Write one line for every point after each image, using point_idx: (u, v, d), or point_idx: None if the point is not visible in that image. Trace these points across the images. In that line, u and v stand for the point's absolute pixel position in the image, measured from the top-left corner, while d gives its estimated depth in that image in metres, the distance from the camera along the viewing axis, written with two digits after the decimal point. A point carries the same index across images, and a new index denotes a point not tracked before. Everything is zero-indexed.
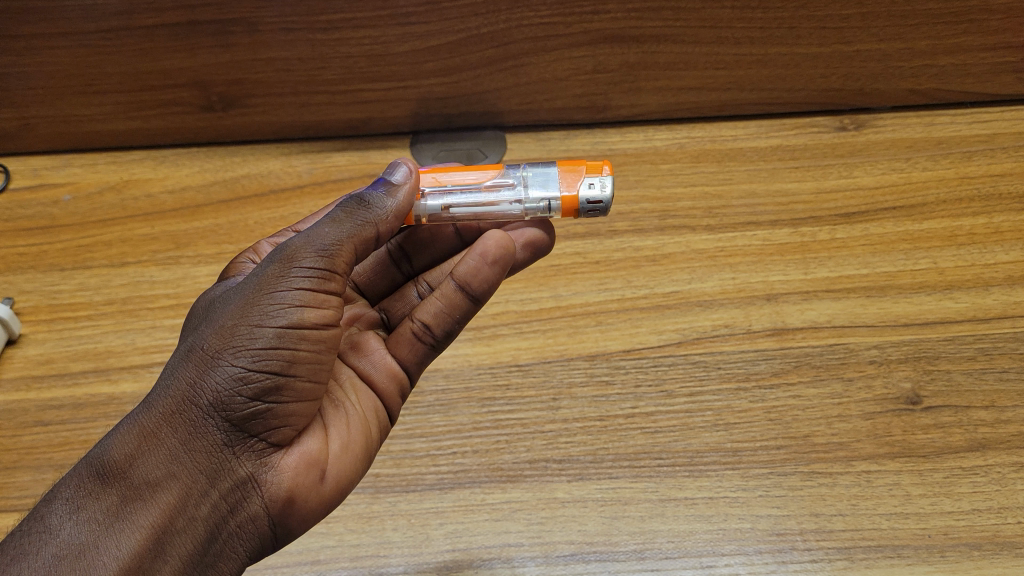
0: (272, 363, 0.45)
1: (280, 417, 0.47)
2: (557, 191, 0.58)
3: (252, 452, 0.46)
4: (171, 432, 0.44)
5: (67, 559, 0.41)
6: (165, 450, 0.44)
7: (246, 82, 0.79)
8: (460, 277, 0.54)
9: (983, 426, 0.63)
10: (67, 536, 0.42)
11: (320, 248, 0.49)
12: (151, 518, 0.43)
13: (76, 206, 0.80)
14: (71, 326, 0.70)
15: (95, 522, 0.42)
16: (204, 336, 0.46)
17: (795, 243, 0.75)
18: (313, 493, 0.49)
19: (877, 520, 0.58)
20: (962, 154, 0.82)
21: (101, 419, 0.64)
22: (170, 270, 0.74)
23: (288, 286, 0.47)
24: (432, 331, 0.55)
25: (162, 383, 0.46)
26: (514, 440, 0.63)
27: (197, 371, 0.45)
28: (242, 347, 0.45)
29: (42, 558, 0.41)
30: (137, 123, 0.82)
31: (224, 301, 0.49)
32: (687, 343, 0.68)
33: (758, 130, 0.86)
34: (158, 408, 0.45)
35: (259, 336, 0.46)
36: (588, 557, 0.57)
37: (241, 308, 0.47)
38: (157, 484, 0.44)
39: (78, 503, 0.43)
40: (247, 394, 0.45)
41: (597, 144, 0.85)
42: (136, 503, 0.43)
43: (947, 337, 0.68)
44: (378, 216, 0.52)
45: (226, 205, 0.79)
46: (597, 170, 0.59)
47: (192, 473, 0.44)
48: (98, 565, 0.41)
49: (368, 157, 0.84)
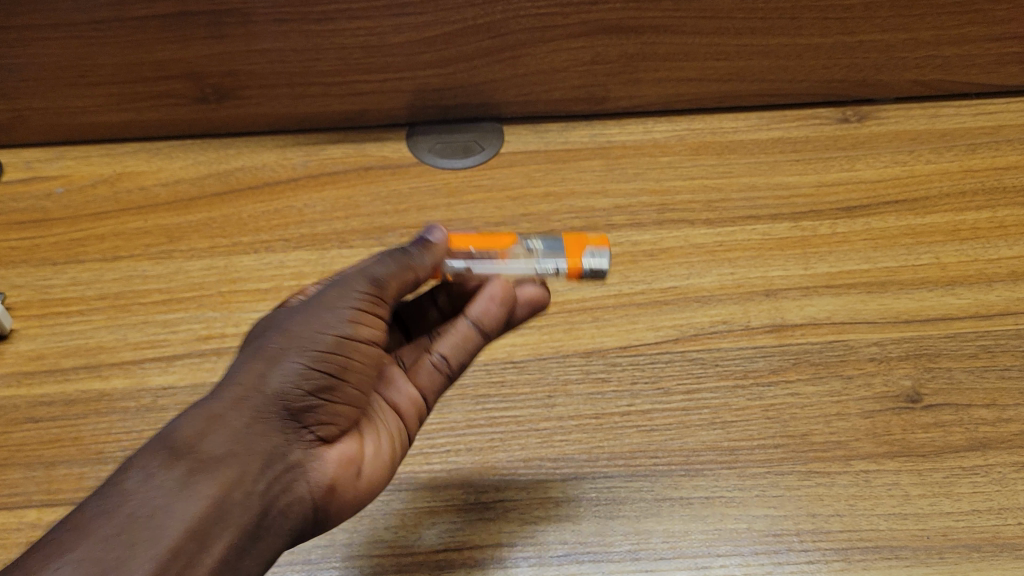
0: (332, 363, 0.48)
1: (329, 415, 0.49)
2: (563, 258, 0.59)
3: (304, 445, 0.47)
4: (238, 415, 0.45)
5: (143, 519, 0.40)
6: (233, 429, 0.44)
7: (240, 74, 0.78)
8: (480, 316, 0.56)
9: (983, 424, 0.62)
10: (141, 499, 0.41)
11: (377, 274, 0.51)
12: (221, 489, 0.42)
13: (69, 199, 0.79)
14: (62, 322, 0.69)
15: (169, 488, 0.41)
16: (269, 336, 0.48)
17: (795, 238, 0.74)
18: (350, 488, 0.50)
19: (875, 521, 0.57)
20: (966, 146, 0.81)
21: (91, 416, 0.63)
22: (163, 265, 0.73)
23: (349, 301, 0.49)
24: (451, 365, 0.56)
25: (226, 374, 0.47)
26: (508, 437, 0.62)
27: (263, 363, 0.46)
28: (307, 346, 0.47)
29: (117, 518, 0.40)
30: (130, 115, 0.81)
31: (284, 311, 0.50)
32: (685, 339, 0.67)
33: (758, 122, 0.85)
34: (225, 393, 0.45)
35: (323, 339, 0.47)
36: (582, 558, 0.56)
37: (304, 315, 0.49)
38: (204, 473, 0.42)
39: (150, 471, 0.42)
40: (309, 388, 0.47)
41: (596, 136, 0.84)
42: (184, 489, 0.42)
43: (949, 333, 0.67)
44: (422, 263, 0.54)
45: (220, 199, 0.78)
46: (600, 241, 0.60)
47: (236, 467, 0.43)
48: (173, 529, 0.40)
49: (363, 149, 0.83)
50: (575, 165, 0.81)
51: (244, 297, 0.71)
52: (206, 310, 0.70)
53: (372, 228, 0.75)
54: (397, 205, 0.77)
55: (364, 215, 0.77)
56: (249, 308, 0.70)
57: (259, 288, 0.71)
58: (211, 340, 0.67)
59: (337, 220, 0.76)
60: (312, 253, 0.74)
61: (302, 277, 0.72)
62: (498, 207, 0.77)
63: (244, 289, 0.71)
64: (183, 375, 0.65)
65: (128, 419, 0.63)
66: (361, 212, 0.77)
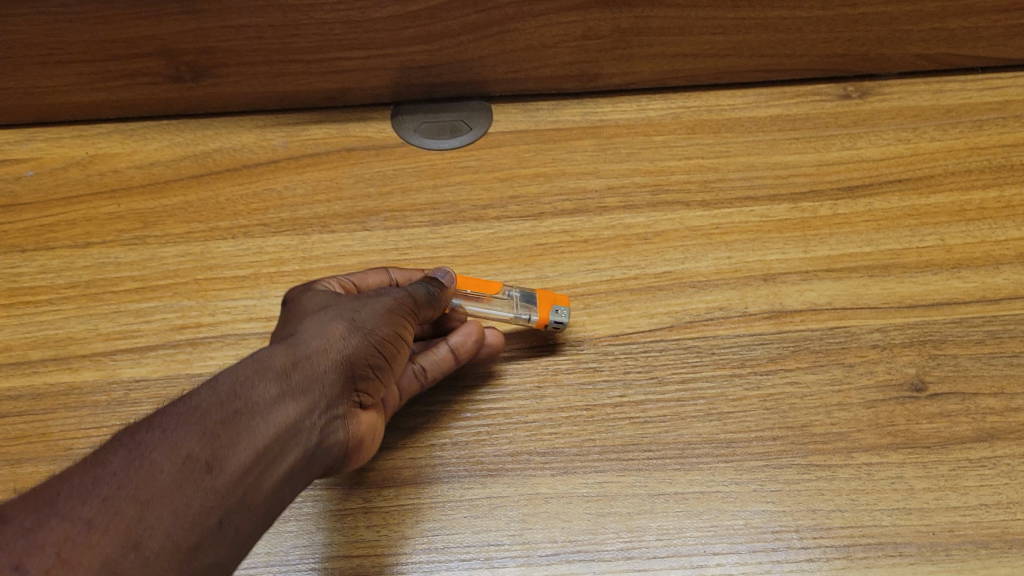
0: (388, 351, 0.54)
1: (379, 390, 0.54)
2: (534, 308, 0.63)
3: (353, 408, 0.52)
4: (307, 367, 0.50)
5: (207, 442, 0.44)
6: (305, 375, 0.50)
7: (216, 52, 0.74)
8: (463, 344, 0.61)
9: (991, 414, 0.59)
10: (211, 421, 0.45)
11: (420, 300, 0.58)
12: (277, 428, 0.47)
13: (39, 183, 0.76)
14: (30, 312, 0.67)
15: (234, 420, 0.46)
16: (342, 316, 0.54)
17: (794, 219, 0.71)
18: (367, 452, 0.54)
19: (879, 517, 0.55)
20: (972, 123, 0.78)
21: (60, 411, 0.60)
22: (136, 251, 0.70)
23: (398, 311, 0.56)
24: (427, 378, 0.60)
25: (301, 335, 0.52)
26: (496, 431, 0.60)
27: (337, 333, 0.52)
28: (373, 328, 0.53)
29: (186, 435, 0.44)
30: (102, 95, 0.78)
31: (348, 304, 0.56)
32: (680, 327, 0.65)
33: (756, 99, 0.81)
34: (299, 348, 0.51)
35: (382, 330, 0.54)
36: (571, 557, 0.54)
37: (373, 307, 0.55)
38: (279, 407, 0.48)
39: (222, 401, 0.46)
40: (371, 360, 0.53)
41: (587, 114, 0.81)
42: (241, 431, 0.45)
43: (954, 319, 0.65)
44: (444, 300, 0.61)
45: (196, 182, 0.75)
46: (564, 298, 0.64)
47: (294, 415, 0.48)
48: (227, 459, 0.44)
49: (346, 129, 0.80)
50: (566, 144, 0.78)
51: (221, 285, 0.68)
52: (181, 299, 0.67)
53: (354, 212, 0.73)
54: (381, 187, 0.74)
55: (347, 198, 0.74)
56: (225, 296, 0.67)
57: (237, 275, 0.68)
58: (186, 330, 0.65)
59: (318, 204, 0.73)
60: (292, 239, 0.71)
61: (281, 264, 0.69)
62: (486, 189, 0.74)
63: (221, 276, 0.68)
64: (156, 367, 0.63)
65: (99, 413, 0.60)
66: (343, 195, 0.74)
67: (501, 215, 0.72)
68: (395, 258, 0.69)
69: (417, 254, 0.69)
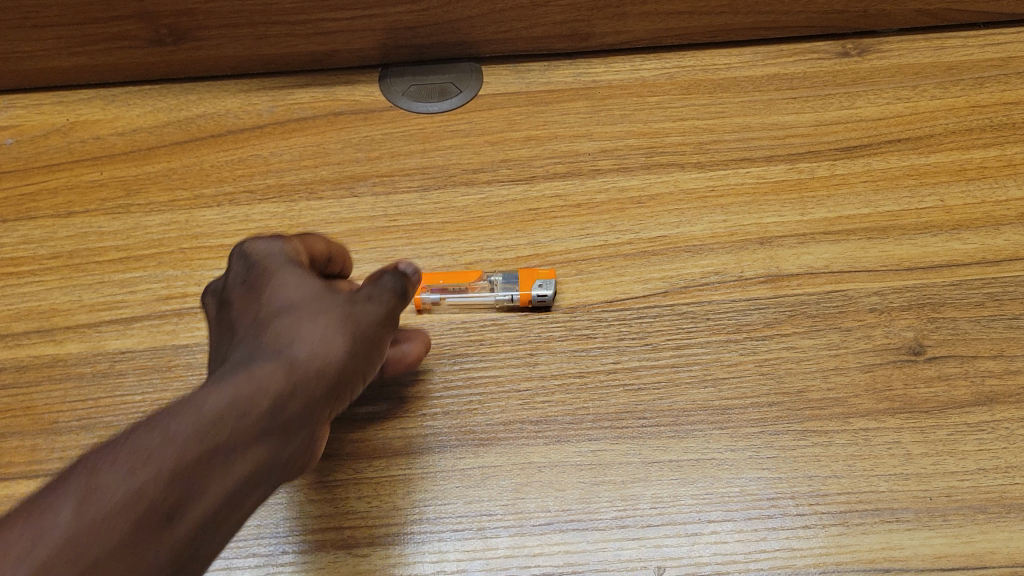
0: (370, 365, 0.50)
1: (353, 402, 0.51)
2: (515, 286, 0.63)
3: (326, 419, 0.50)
4: (298, 391, 0.46)
5: (189, 481, 0.41)
6: (295, 401, 0.46)
7: (197, 13, 0.72)
8: (389, 358, 0.58)
9: (990, 377, 0.59)
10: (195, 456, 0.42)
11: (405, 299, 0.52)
12: (258, 461, 0.44)
13: (19, 151, 0.74)
14: (12, 283, 0.65)
15: (220, 455, 0.42)
16: (334, 325, 0.49)
17: (791, 181, 0.70)
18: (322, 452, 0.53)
19: (875, 482, 0.54)
20: (973, 80, 0.76)
21: (45, 383, 0.60)
22: (119, 220, 0.69)
23: (388, 321, 0.51)
24: None
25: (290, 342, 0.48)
26: (488, 400, 0.59)
27: (332, 353, 0.48)
28: (364, 345, 0.49)
29: (169, 473, 0.41)
30: (81, 59, 0.76)
31: (337, 299, 0.51)
32: (675, 292, 0.64)
33: (753, 57, 0.79)
34: (292, 366, 0.46)
35: (370, 346, 0.50)
36: (565, 526, 0.53)
37: (367, 318, 0.50)
38: (258, 440, 0.44)
39: (208, 430, 0.43)
40: (355, 377, 0.49)
41: (580, 75, 0.79)
42: (225, 466, 0.43)
43: (954, 281, 0.63)
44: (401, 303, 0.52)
45: (180, 148, 0.74)
46: (549, 272, 0.63)
47: (275, 447, 0.45)
48: (207, 498, 0.42)
49: (333, 92, 0.78)
50: (559, 106, 0.76)
51: (207, 254, 0.66)
52: (167, 269, 0.66)
53: (342, 178, 0.71)
54: (370, 152, 0.73)
55: (334, 164, 0.72)
56: (211, 266, 0.66)
57: (223, 244, 0.67)
58: (171, 300, 0.64)
59: (306, 170, 0.72)
60: (279, 206, 0.69)
61: (268, 232, 0.68)
62: (476, 153, 0.72)
63: (207, 245, 0.67)
64: (142, 338, 0.62)
65: (84, 385, 0.60)
66: (331, 160, 0.72)
67: (492, 179, 0.71)
68: (384, 225, 0.68)
69: (407, 221, 0.68)
